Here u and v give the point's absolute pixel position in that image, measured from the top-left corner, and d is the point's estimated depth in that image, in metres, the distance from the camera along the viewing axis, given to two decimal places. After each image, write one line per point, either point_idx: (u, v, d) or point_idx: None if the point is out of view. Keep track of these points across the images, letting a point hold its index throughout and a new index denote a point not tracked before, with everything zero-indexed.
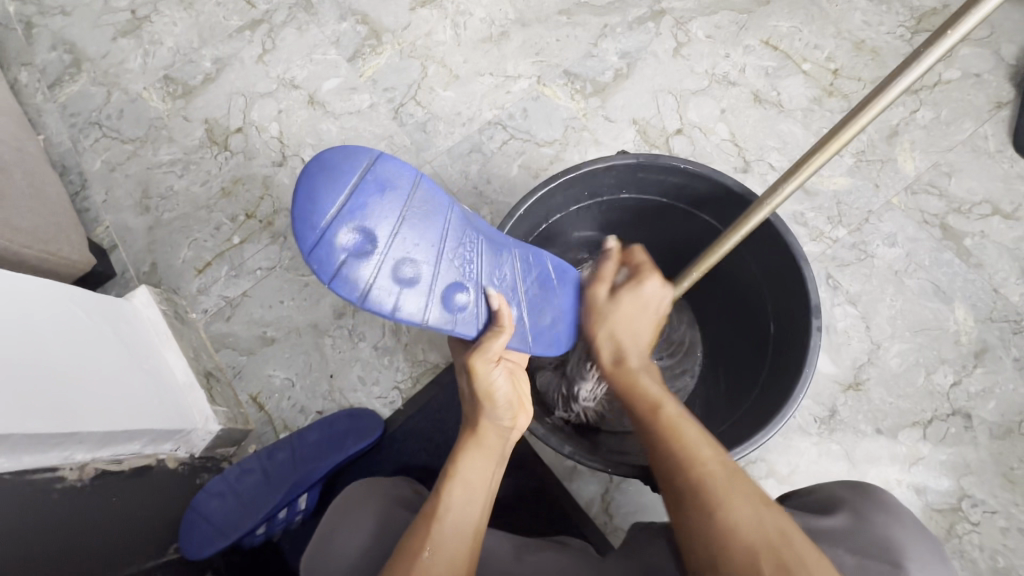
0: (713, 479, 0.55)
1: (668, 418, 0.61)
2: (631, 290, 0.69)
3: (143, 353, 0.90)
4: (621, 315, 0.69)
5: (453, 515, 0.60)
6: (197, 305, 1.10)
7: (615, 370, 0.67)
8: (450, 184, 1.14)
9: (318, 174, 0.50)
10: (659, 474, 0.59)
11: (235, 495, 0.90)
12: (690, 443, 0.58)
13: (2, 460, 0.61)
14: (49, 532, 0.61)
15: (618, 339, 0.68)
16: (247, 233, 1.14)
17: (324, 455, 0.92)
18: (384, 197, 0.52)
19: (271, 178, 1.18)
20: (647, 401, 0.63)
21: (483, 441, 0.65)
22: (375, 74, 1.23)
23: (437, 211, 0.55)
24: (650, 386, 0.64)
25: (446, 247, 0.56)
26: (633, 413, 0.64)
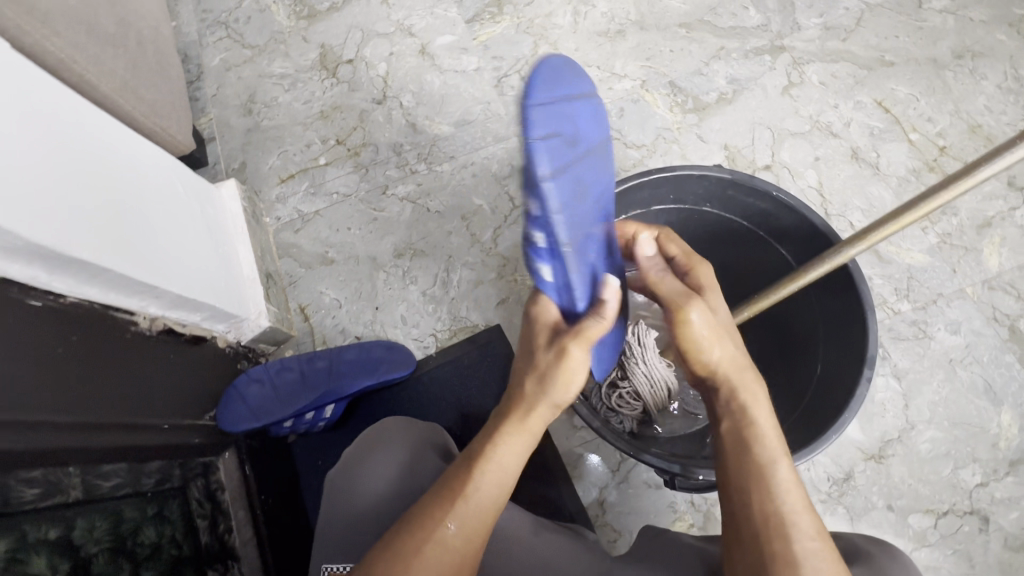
0: (811, 560, 0.51)
1: (775, 463, 0.57)
2: (711, 289, 0.67)
3: (221, 239, 0.97)
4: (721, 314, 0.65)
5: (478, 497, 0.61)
6: (273, 211, 1.17)
7: (727, 386, 0.63)
8: None
9: (566, 66, 0.52)
10: (743, 513, 0.56)
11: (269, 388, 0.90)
12: (791, 497, 0.55)
13: (95, 291, 0.67)
14: (118, 364, 0.68)
15: (717, 341, 0.63)
16: (333, 157, 1.20)
17: (358, 374, 0.95)
18: (583, 105, 0.54)
19: (367, 112, 1.23)
20: (762, 436, 0.59)
21: (531, 428, 0.66)
22: (488, 41, 1.27)
23: (606, 170, 0.59)
24: (760, 415, 0.60)
25: (597, 201, 0.58)
26: (732, 439, 0.60)
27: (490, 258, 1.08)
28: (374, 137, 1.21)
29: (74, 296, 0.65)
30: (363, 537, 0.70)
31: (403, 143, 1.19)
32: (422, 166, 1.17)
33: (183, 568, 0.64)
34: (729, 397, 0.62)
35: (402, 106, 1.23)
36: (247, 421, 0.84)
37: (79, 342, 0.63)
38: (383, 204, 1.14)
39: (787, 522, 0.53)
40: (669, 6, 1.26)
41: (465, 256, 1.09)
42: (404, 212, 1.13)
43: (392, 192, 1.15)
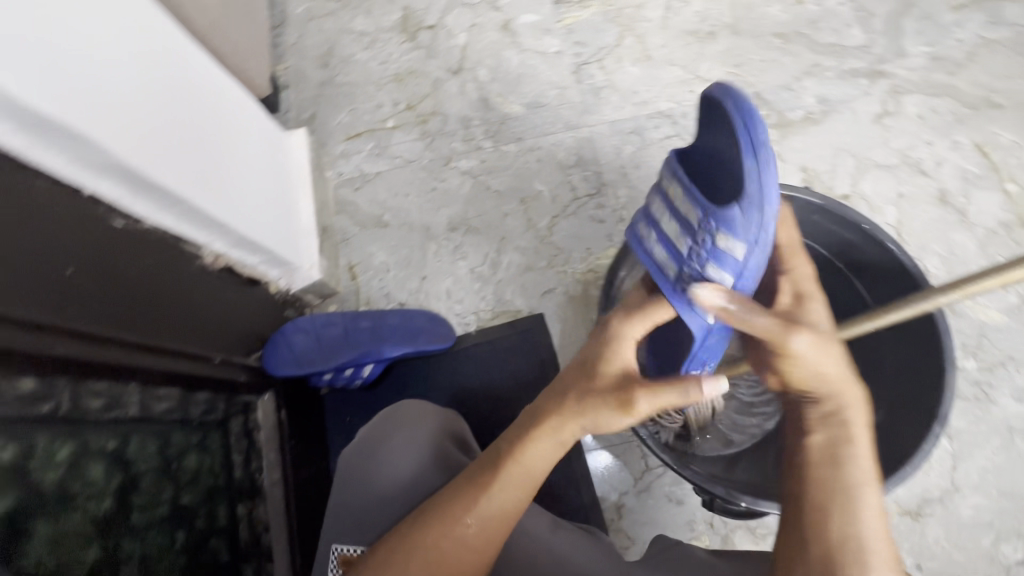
0: None
1: (861, 492, 0.54)
2: (812, 298, 0.61)
3: (285, 187, 0.99)
4: (823, 326, 0.58)
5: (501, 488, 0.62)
6: (335, 166, 1.17)
7: (829, 399, 0.58)
8: (599, 152, 1.13)
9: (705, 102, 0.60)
10: (817, 532, 0.53)
11: (313, 341, 0.88)
12: (875, 532, 0.52)
13: (170, 220, 0.69)
14: (183, 294, 0.70)
15: (828, 357, 0.56)
16: (402, 121, 1.19)
17: (398, 339, 0.94)
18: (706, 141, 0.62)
19: (441, 82, 1.22)
20: (857, 460, 0.55)
21: (562, 435, 0.62)
22: (573, 26, 1.24)
23: None
24: (858, 437, 0.56)
25: None
26: (822, 452, 0.56)
27: (542, 246, 1.07)
28: (444, 108, 1.20)
29: (152, 222, 0.67)
30: (383, 515, 0.72)
31: (473, 117, 1.18)
32: (488, 143, 1.15)
33: (218, 498, 0.66)
34: (829, 411, 0.58)
35: (477, 80, 1.21)
36: (291, 367, 0.84)
37: (151, 267, 0.65)
38: (444, 175, 1.14)
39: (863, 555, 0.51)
40: (766, 13, 1.20)
41: (518, 239, 1.08)
42: (464, 186, 1.12)
43: (454, 165, 1.14)
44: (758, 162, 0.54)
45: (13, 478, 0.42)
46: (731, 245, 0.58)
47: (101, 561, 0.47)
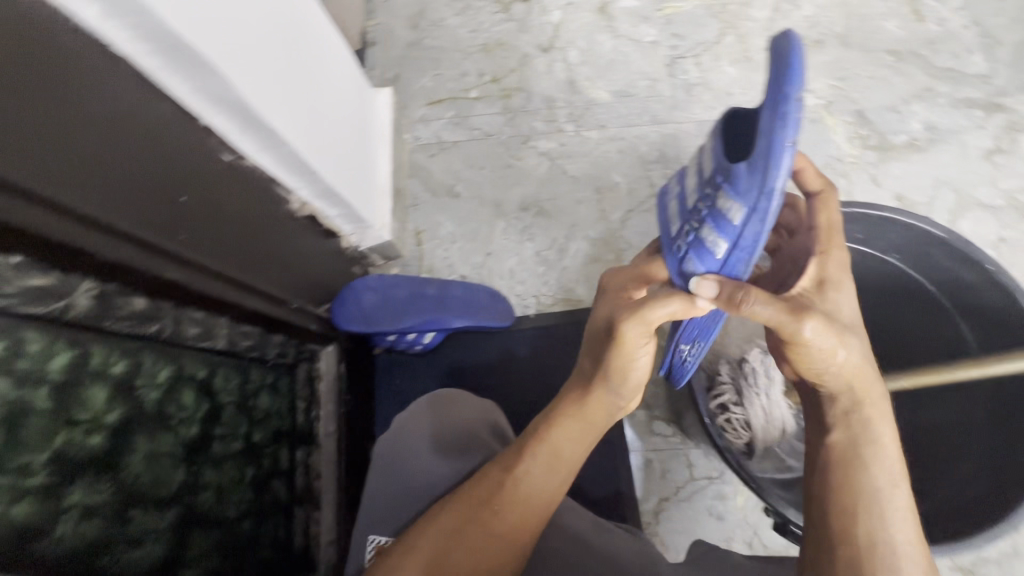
0: None
1: (887, 489, 0.53)
2: (837, 286, 0.58)
3: (366, 144, 0.97)
4: (847, 320, 0.57)
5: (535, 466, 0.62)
6: (413, 130, 1.16)
7: (849, 398, 0.57)
8: (684, 151, 1.09)
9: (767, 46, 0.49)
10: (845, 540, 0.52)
11: (382, 301, 0.88)
12: (907, 536, 0.51)
13: (267, 161, 0.68)
14: (270, 236, 0.69)
15: (839, 351, 0.55)
16: (485, 93, 1.17)
17: (462, 311, 0.93)
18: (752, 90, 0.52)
19: (530, 58, 1.19)
20: (881, 458, 0.54)
21: (591, 418, 0.65)
22: (673, 16, 1.19)
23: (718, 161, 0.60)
24: (881, 435, 0.56)
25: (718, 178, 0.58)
26: (848, 456, 0.55)
27: (613, 239, 1.05)
28: (530, 85, 1.17)
29: (252, 161, 0.66)
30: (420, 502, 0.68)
31: (557, 98, 1.15)
32: (570, 127, 1.13)
33: (282, 442, 0.66)
34: (850, 411, 0.57)
35: (567, 60, 1.18)
36: (360, 324, 0.84)
37: (247, 205, 0.64)
38: (522, 154, 1.12)
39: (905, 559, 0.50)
40: (881, 27, 1.14)
41: (588, 228, 1.06)
42: (540, 168, 1.10)
43: (533, 144, 1.12)
44: (778, 117, 0.45)
45: (122, 393, 0.43)
46: (727, 210, 0.51)
47: (185, 485, 0.49)
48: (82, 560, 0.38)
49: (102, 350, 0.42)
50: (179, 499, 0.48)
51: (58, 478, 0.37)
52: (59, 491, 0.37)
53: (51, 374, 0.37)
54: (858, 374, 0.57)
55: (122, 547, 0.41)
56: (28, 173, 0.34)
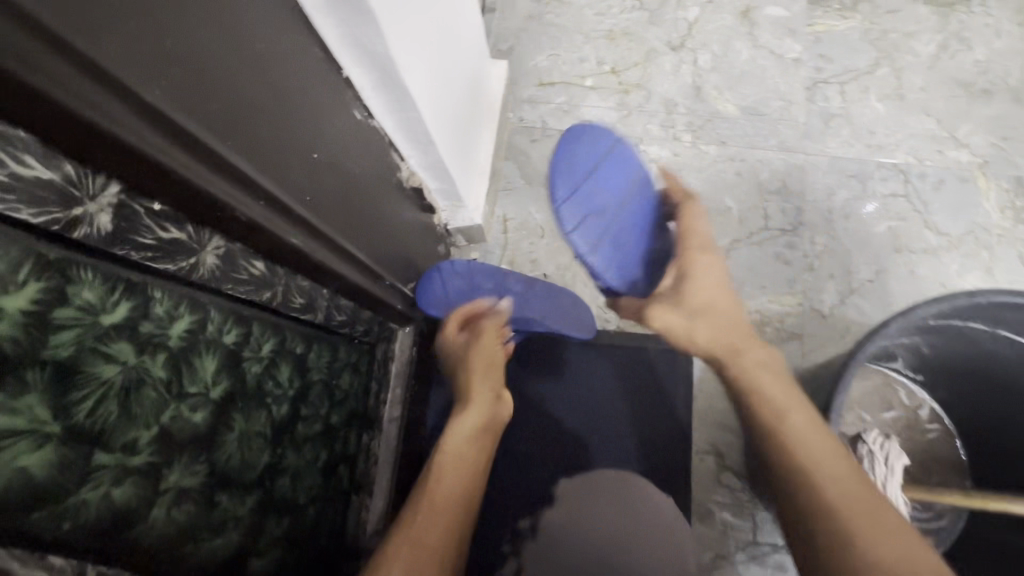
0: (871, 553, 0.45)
1: (852, 520, 0.47)
2: (693, 276, 0.70)
3: (478, 119, 0.90)
4: (695, 300, 0.68)
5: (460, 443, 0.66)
6: (518, 109, 1.08)
7: (778, 435, 0.55)
8: (809, 186, 0.99)
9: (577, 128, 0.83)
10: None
11: (466, 294, 0.80)
12: (854, 517, 0.47)
13: (390, 123, 0.63)
14: (379, 206, 0.64)
15: (690, 325, 0.67)
16: (601, 84, 1.09)
17: (547, 316, 0.84)
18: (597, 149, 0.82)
19: (656, 53, 1.10)
20: (842, 492, 0.49)
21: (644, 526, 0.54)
22: (823, 35, 1.08)
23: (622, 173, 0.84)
24: (817, 456, 0.52)
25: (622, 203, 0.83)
26: (798, 499, 0.51)
27: None
28: (651, 83, 1.08)
29: (376, 121, 0.61)
30: None
31: (679, 103, 1.06)
32: (687, 136, 1.04)
33: (353, 424, 0.62)
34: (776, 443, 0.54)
35: (697, 64, 1.08)
36: (442, 315, 0.77)
37: (367, 170, 0.59)
38: None
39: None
40: None
41: None
42: (647, 175, 1.02)
43: (643, 149, 1.04)
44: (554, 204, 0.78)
45: (229, 365, 0.39)
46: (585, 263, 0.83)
47: (268, 467, 0.45)
48: (170, 548, 0.34)
49: (219, 316, 0.38)
50: (261, 483, 0.44)
51: (161, 458, 0.33)
52: (159, 472, 0.33)
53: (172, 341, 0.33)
54: (776, 405, 0.57)
55: (207, 534, 0.37)
56: (180, 104, 0.30)
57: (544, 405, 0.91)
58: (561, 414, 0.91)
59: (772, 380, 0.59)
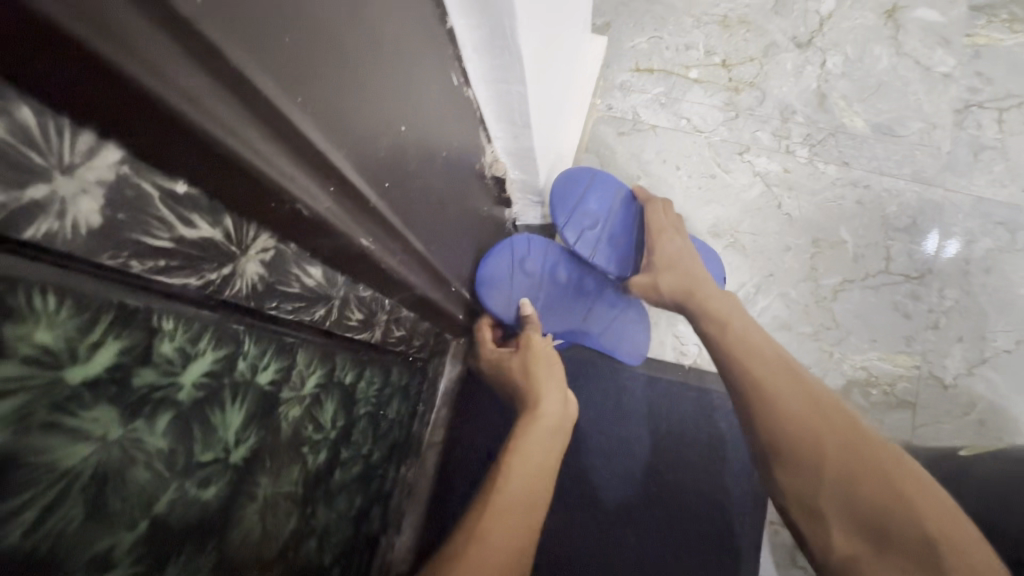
0: (823, 434, 0.50)
1: (786, 411, 0.52)
2: (663, 230, 0.71)
3: (571, 102, 0.77)
4: (660, 259, 0.69)
5: (527, 452, 0.52)
6: (607, 96, 0.94)
7: (723, 356, 0.60)
8: (945, 228, 0.83)
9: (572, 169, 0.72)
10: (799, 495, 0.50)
11: (535, 284, 0.69)
12: (792, 397, 0.53)
13: (487, 95, 0.50)
14: (459, 196, 0.51)
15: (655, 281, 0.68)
16: (708, 77, 0.93)
17: (604, 334, 0.76)
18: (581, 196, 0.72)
19: (777, 48, 0.94)
20: (791, 396, 0.53)
21: None
22: (983, 49, 0.90)
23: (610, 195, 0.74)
24: (761, 366, 0.56)
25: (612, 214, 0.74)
26: (747, 409, 0.56)
27: (815, 308, 0.82)
28: (767, 83, 0.92)
29: (471, 91, 0.49)
30: None
31: (797, 111, 0.90)
32: (803, 151, 0.89)
33: (393, 458, 0.51)
34: (725, 363, 0.59)
35: (824, 67, 0.92)
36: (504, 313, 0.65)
37: (454, 151, 0.47)
38: (731, 166, 0.89)
39: (864, 476, 0.46)
40: None
41: (787, 284, 0.84)
42: (750, 191, 0.88)
43: (748, 158, 0.89)
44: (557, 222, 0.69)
45: (262, 411, 0.28)
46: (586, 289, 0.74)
47: (294, 535, 0.34)
48: None
49: (257, 348, 0.26)
50: (283, 556, 0.33)
51: (148, 564, 0.22)
52: None
53: (184, 392, 0.22)
54: (722, 325, 0.62)
55: None
56: (226, 18, 0.18)
57: (600, 442, 0.77)
58: (618, 456, 0.77)
59: (717, 305, 0.64)
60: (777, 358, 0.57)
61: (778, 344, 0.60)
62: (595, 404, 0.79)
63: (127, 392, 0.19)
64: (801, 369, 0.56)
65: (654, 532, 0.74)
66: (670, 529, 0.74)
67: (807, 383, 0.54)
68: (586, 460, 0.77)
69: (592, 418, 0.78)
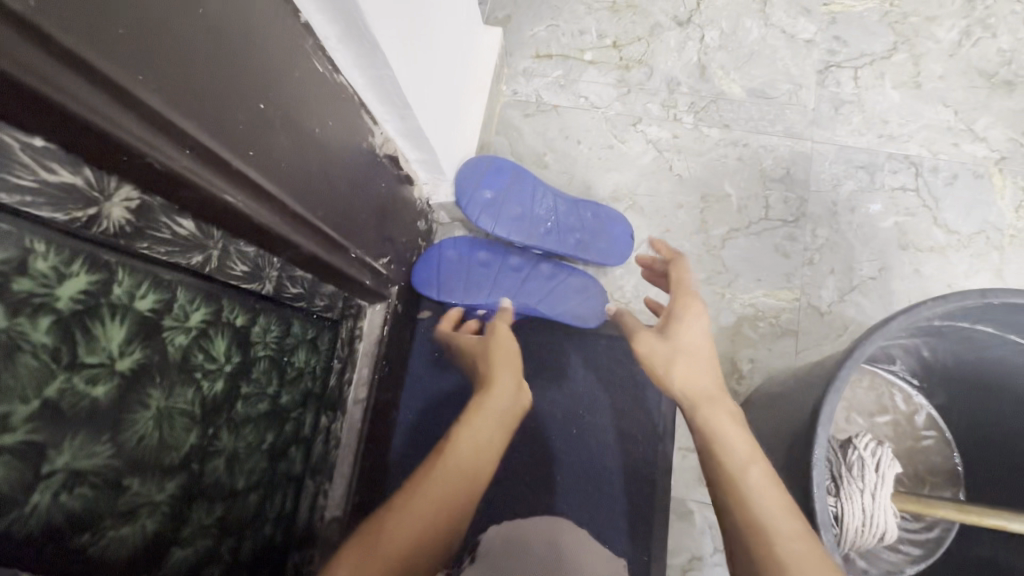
0: (770, 497, 0.49)
1: (751, 479, 0.51)
2: (691, 313, 0.67)
3: (467, 87, 0.85)
4: (684, 339, 0.66)
5: (471, 442, 0.61)
6: (512, 82, 1.02)
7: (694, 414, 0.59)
8: (814, 176, 0.94)
9: (467, 163, 0.84)
10: (741, 537, 0.48)
11: (464, 265, 0.82)
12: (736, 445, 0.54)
13: (362, 81, 0.58)
14: (346, 171, 0.58)
15: (665, 352, 0.66)
16: (602, 58, 1.02)
17: (541, 299, 0.83)
18: (483, 182, 0.83)
19: (662, 28, 1.03)
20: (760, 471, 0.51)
21: None
22: (839, 16, 1.01)
23: (510, 174, 0.85)
24: (739, 448, 0.54)
25: (515, 190, 0.84)
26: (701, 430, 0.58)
27: (707, 256, 0.92)
28: (654, 59, 1.02)
29: (345, 78, 0.56)
30: None
31: (682, 82, 1.00)
32: (689, 118, 0.98)
33: (309, 405, 0.58)
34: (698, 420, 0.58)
35: (704, 41, 1.02)
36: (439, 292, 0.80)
37: (331, 129, 0.54)
38: (627, 136, 0.98)
39: (782, 509, 0.48)
40: None
41: (682, 236, 0.93)
42: (644, 157, 0.97)
43: (642, 129, 0.98)
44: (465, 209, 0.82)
45: (146, 334, 0.34)
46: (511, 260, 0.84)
47: (197, 449, 0.40)
48: (59, 539, 0.30)
49: (131, 279, 0.33)
50: (187, 466, 0.40)
51: (46, 436, 0.28)
52: (44, 452, 0.28)
53: (62, 302, 0.29)
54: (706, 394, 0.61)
55: (110, 522, 0.33)
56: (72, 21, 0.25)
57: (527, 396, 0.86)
58: (544, 403, 0.86)
59: (704, 382, 0.62)
60: (749, 443, 0.55)
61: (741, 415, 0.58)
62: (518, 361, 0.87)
63: (8, 295, 0.26)
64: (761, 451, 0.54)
65: (575, 468, 0.83)
66: (592, 465, 0.83)
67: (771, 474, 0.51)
68: None
69: None
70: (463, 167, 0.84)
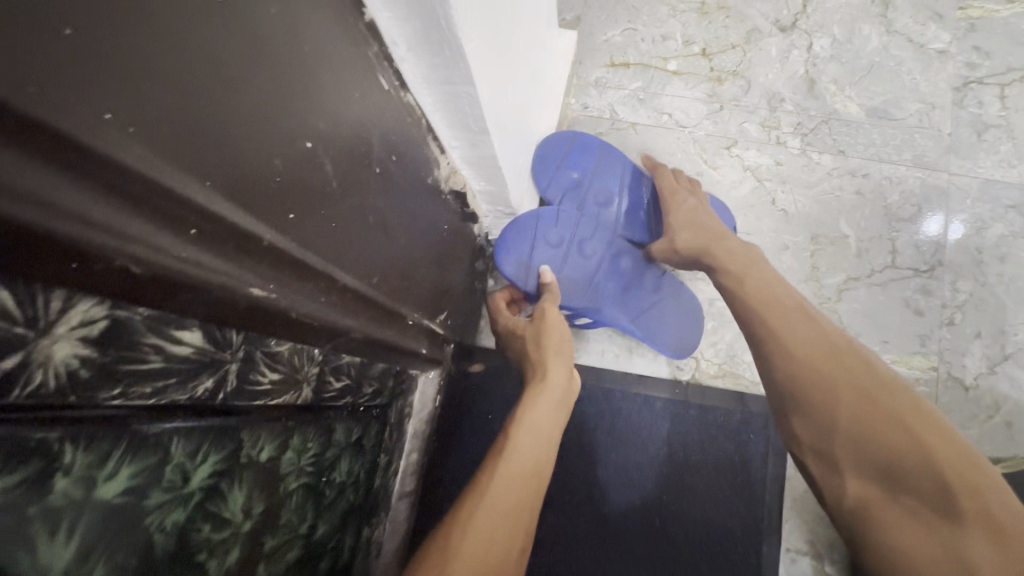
0: (866, 406, 0.45)
1: (841, 393, 0.46)
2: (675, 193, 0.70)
3: (539, 102, 0.70)
4: (676, 220, 0.67)
5: (529, 451, 0.51)
6: (581, 95, 0.87)
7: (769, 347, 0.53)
8: (953, 216, 0.77)
9: (546, 139, 0.72)
10: (839, 454, 0.46)
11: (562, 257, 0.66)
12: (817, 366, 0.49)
13: (431, 98, 0.44)
14: (406, 215, 0.45)
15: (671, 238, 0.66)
16: (688, 68, 0.87)
17: (638, 312, 0.69)
18: (564, 162, 0.72)
19: (761, 33, 0.87)
20: (895, 404, 0.44)
21: None
22: (979, 22, 0.84)
23: (593, 155, 0.73)
24: (815, 359, 0.49)
25: (599, 176, 0.73)
26: (782, 377, 0.50)
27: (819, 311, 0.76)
28: (752, 71, 0.86)
29: (411, 97, 0.42)
30: None
31: (786, 99, 0.84)
32: (794, 141, 0.82)
33: (349, 522, 0.45)
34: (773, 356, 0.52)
35: (812, 50, 0.86)
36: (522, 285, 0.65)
37: (393, 167, 0.41)
38: (719, 162, 0.83)
39: (878, 410, 0.44)
40: None
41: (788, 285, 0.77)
42: (740, 187, 0.82)
43: (736, 153, 0.83)
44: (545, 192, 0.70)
45: (112, 533, 0.22)
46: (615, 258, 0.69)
47: None
48: None
49: (89, 456, 0.20)
50: None
51: None
52: None
53: None
54: (779, 328, 0.53)
55: None
56: None
57: (601, 476, 0.71)
58: (620, 486, 0.71)
59: (790, 306, 0.55)
60: (821, 346, 0.50)
61: (846, 334, 0.52)
62: (590, 430, 0.73)
63: None
64: (842, 352, 0.49)
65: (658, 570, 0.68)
66: (679, 566, 0.68)
67: (853, 373, 0.47)
68: (580, 492, 0.71)
69: (586, 449, 0.72)
70: (543, 140, 0.71)
